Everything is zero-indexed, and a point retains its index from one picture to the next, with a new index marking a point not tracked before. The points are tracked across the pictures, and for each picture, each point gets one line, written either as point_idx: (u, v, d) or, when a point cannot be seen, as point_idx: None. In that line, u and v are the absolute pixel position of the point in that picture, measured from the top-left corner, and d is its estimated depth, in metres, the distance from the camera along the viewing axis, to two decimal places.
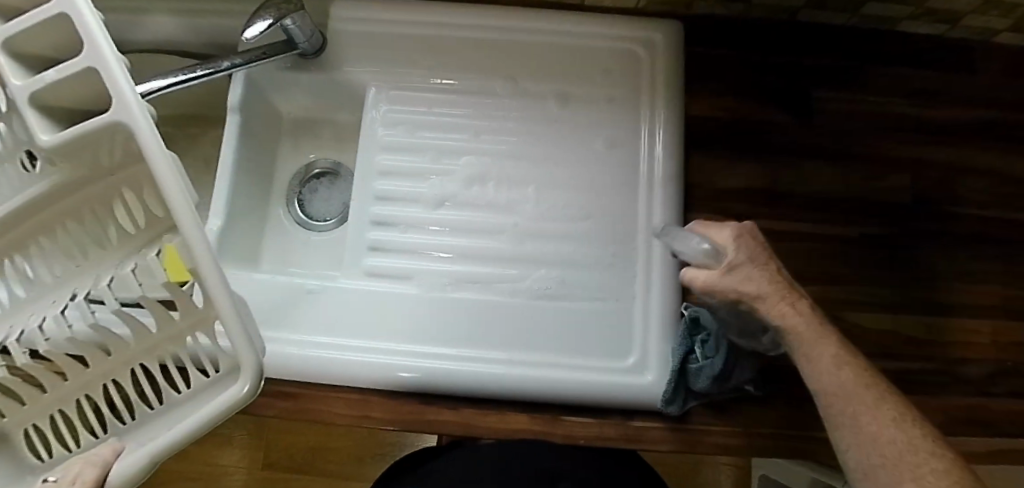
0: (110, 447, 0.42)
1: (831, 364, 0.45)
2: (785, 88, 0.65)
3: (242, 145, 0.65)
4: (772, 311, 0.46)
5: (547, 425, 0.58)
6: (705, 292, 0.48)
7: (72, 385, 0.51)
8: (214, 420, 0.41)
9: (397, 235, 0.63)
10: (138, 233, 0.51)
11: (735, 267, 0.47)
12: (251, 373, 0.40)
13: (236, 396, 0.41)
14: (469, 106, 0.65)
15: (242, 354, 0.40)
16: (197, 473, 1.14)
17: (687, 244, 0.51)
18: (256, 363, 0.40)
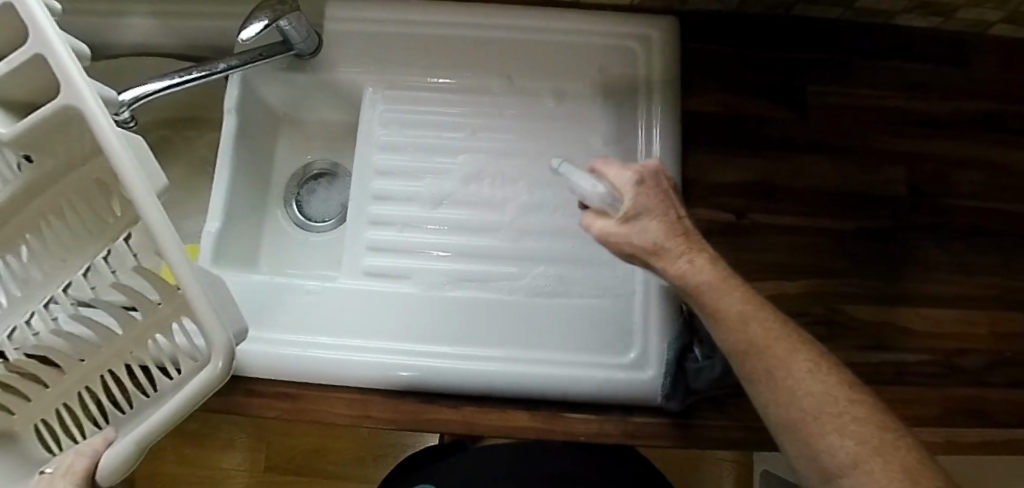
0: (101, 436, 0.44)
1: (737, 317, 0.44)
2: (781, 83, 0.65)
3: (239, 146, 0.65)
4: (667, 262, 0.45)
5: (547, 422, 0.58)
6: (601, 244, 0.48)
7: (72, 377, 0.51)
8: (187, 407, 0.41)
9: (394, 234, 0.62)
10: (112, 220, 0.50)
11: (628, 218, 0.46)
12: (222, 350, 0.40)
13: (209, 375, 0.41)
14: (466, 105, 0.65)
15: (213, 334, 0.40)
16: (198, 476, 1.14)
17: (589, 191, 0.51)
18: (228, 344, 0.41)
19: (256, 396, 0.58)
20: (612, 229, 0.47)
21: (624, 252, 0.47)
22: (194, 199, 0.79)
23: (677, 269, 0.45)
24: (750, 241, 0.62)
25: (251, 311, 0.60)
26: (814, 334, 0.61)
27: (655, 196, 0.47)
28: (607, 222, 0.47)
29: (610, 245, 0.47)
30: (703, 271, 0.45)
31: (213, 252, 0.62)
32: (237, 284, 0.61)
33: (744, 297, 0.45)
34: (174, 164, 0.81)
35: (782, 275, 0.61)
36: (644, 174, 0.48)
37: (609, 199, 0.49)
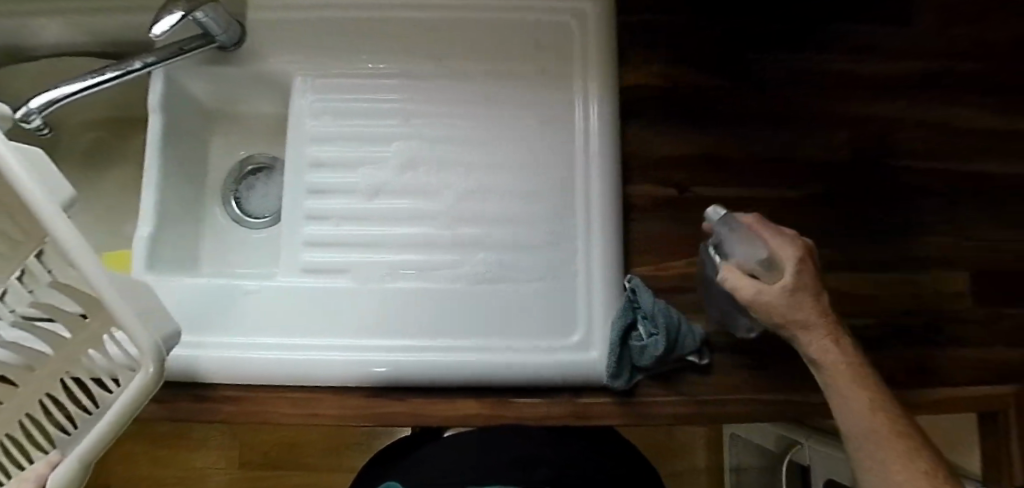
0: (44, 461, 0.44)
1: (866, 401, 0.50)
2: (720, 53, 0.64)
3: (166, 146, 0.63)
4: (813, 334, 0.51)
5: (495, 408, 0.58)
6: (753, 301, 0.50)
7: (10, 405, 0.51)
8: (125, 415, 0.43)
9: (332, 229, 0.60)
10: (22, 239, 0.49)
11: (789, 297, 0.49)
12: (151, 356, 0.42)
13: (142, 381, 0.43)
14: (395, 91, 0.62)
15: (141, 341, 0.42)
16: (175, 477, 1.14)
17: (742, 250, 0.53)
18: (157, 350, 0.43)
19: (201, 401, 0.58)
20: (772, 296, 0.49)
21: (774, 314, 0.50)
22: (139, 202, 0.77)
23: (819, 337, 0.51)
24: (693, 214, 0.61)
25: (190, 314, 0.59)
26: None
27: (814, 278, 0.50)
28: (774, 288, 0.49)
29: (762, 306, 0.50)
30: (841, 347, 0.51)
31: (146, 257, 0.60)
32: (169, 290, 0.59)
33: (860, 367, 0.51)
34: (119, 165, 0.78)
35: None
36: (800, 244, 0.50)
37: (766, 267, 0.52)
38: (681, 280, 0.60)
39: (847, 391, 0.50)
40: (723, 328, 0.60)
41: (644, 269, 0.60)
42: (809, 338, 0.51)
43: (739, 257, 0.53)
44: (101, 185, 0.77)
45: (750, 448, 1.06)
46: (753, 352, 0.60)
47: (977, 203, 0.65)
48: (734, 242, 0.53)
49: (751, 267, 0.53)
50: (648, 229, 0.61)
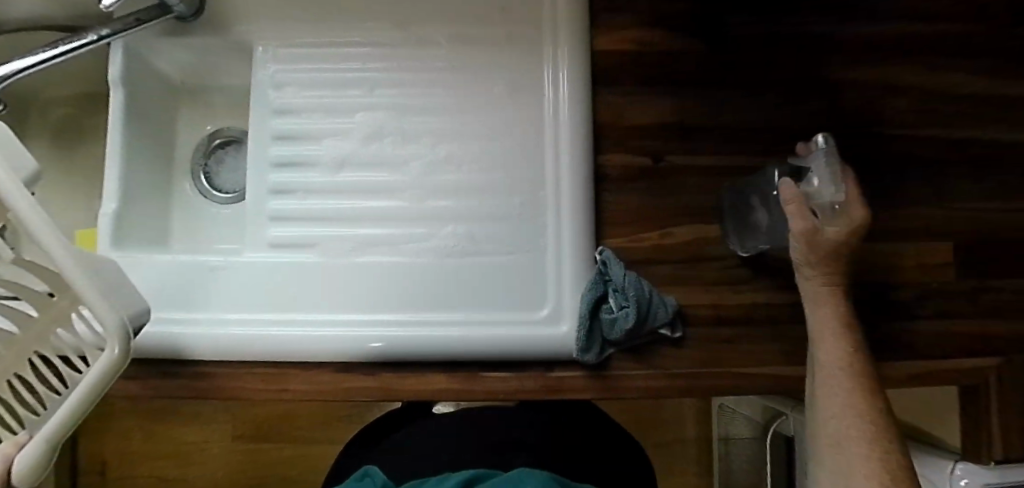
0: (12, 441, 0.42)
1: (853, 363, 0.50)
2: (695, 16, 0.61)
3: (129, 120, 0.62)
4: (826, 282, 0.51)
5: (466, 382, 0.57)
6: (798, 234, 0.48)
7: None
8: (95, 391, 0.41)
9: (298, 203, 0.59)
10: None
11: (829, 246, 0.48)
12: (117, 334, 0.40)
13: (107, 362, 0.41)
14: (360, 60, 0.60)
15: (105, 318, 0.40)
16: (169, 450, 1.16)
17: (820, 187, 0.48)
18: (124, 329, 0.41)
19: (170, 378, 0.58)
20: (814, 238, 0.48)
21: (812, 251, 0.49)
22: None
23: (829, 287, 0.51)
24: (667, 184, 0.60)
25: (157, 291, 0.59)
26: (738, 277, 0.59)
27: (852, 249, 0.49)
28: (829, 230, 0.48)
29: (804, 240, 0.49)
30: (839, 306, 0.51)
31: (111, 234, 0.59)
32: (135, 268, 0.59)
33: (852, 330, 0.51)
34: (89, 141, 0.76)
35: (702, 217, 0.59)
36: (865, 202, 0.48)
37: (828, 211, 0.48)
38: (655, 252, 0.59)
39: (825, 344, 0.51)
40: (697, 300, 0.59)
41: (617, 241, 0.59)
42: (814, 284, 0.51)
43: (818, 184, 0.48)
44: (69, 162, 0.76)
45: (737, 419, 1.06)
46: (727, 324, 0.59)
47: (963, 170, 0.63)
48: (819, 174, 0.48)
49: (819, 203, 0.49)
50: (621, 199, 0.59)
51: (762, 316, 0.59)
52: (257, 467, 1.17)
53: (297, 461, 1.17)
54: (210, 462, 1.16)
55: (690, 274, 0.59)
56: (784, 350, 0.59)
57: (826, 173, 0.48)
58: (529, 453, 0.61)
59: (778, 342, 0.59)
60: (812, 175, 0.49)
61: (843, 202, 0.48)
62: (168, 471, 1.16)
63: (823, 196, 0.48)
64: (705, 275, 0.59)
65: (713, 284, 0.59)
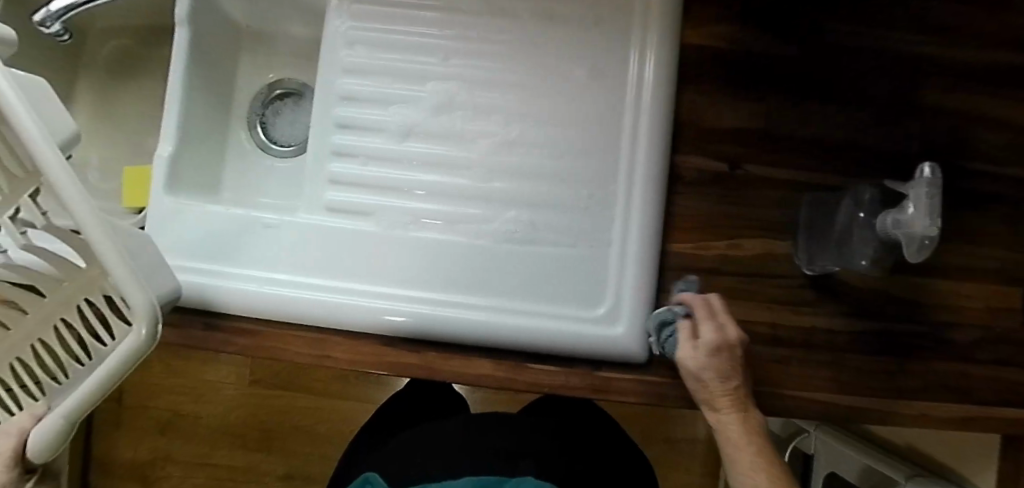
0: (28, 413, 0.45)
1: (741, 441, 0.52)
2: (791, 21, 0.58)
3: (192, 61, 0.59)
4: (722, 406, 0.52)
5: (512, 372, 0.56)
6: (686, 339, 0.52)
7: (31, 322, 0.50)
8: (117, 372, 0.42)
9: (358, 168, 0.57)
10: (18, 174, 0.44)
11: (706, 368, 0.50)
12: (144, 314, 0.41)
13: (134, 342, 0.41)
14: (437, 26, 0.57)
15: (134, 300, 0.40)
16: (186, 386, 1.19)
17: (912, 217, 0.44)
18: (151, 309, 0.41)
19: (212, 330, 0.57)
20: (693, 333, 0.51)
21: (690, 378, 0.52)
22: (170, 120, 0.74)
23: (721, 411, 0.52)
24: (739, 194, 0.57)
25: (207, 242, 0.57)
26: (799, 297, 0.57)
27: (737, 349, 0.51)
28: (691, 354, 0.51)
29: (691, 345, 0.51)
30: (748, 421, 0.52)
31: (165, 179, 0.58)
32: (187, 217, 0.58)
33: (763, 439, 0.53)
34: (145, 77, 0.74)
35: (773, 232, 0.57)
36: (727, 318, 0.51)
37: (915, 246, 0.45)
38: (719, 262, 0.57)
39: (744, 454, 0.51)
40: (753, 316, 0.57)
41: (681, 247, 0.57)
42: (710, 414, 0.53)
43: (911, 215, 0.44)
44: (123, 94, 0.74)
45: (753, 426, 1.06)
46: (783, 344, 0.58)
47: None
48: (916, 203, 0.44)
49: (910, 235, 0.45)
50: (691, 203, 0.57)
51: (817, 340, 0.58)
52: (270, 412, 1.20)
53: (312, 412, 1.20)
54: (225, 402, 1.20)
55: (750, 289, 0.57)
56: (832, 377, 0.58)
57: (924, 202, 0.43)
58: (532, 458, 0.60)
59: (832, 369, 0.58)
60: (909, 202, 0.45)
61: (935, 238, 0.43)
62: (183, 406, 1.19)
63: (913, 228, 0.44)
64: (766, 291, 0.57)
65: (773, 302, 0.57)
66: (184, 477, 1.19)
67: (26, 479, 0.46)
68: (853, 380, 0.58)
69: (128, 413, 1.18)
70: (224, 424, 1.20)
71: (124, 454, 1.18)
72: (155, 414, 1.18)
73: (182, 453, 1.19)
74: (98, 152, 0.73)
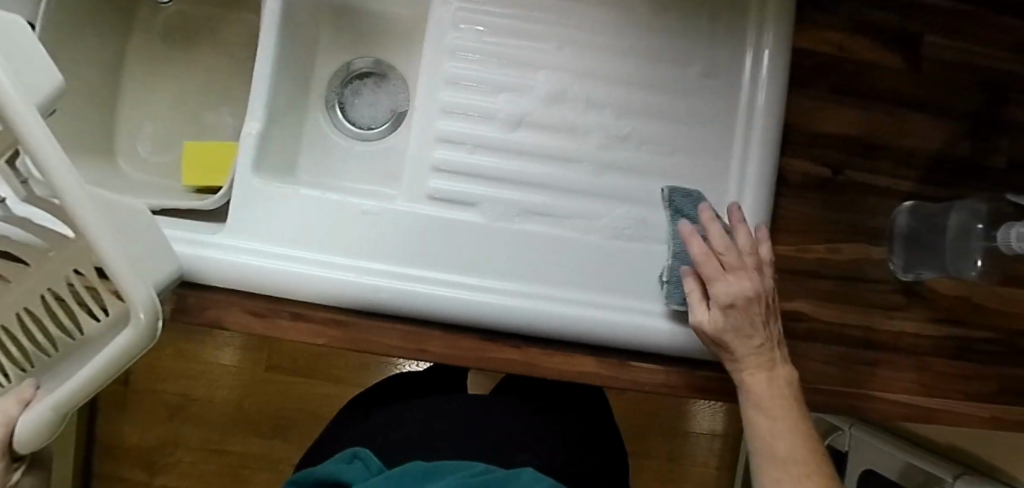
0: (14, 399, 0.44)
1: (770, 394, 0.49)
2: (897, 31, 0.59)
3: (282, 35, 0.56)
4: (746, 364, 0.50)
5: (612, 370, 0.55)
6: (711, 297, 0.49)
7: (19, 291, 0.48)
8: (115, 361, 0.40)
9: (463, 156, 0.54)
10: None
11: (727, 326, 0.49)
12: (144, 305, 0.39)
13: (130, 337, 0.39)
14: (551, 13, 0.55)
15: (131, 289, 0.38)
16: (198, 371, 1.12)
17: None
18: (150, 299, 0.39)
19: (305, 321, 0.54)
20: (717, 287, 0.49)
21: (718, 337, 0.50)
22: (231, 93, 0.69)
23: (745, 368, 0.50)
24: (841, 198, 0.58)
25: (298, 228, 0.54)
26: (892, 302, 0.59)
27: (763, 297, 0.49)
28: (702, 314, 0.50)
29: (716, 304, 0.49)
30: (777, 381, 0.50)
31: (253, 158, 0.55)
32: (276, 200, 0.54)
33: (795, 400, 0.50)
34: (203, 45, 0.70)
35: (870, 238, 0.58)
36: (745, 270, 0.49)
37: None
38: (817, 265, 0.58)
39: (770, 416, 0.49)
40: (849, 319, 0.58)
41: (784, 249, 0.57)
42: (734, 368, 0.51)
43: None
44: (179, 62, 0.69)
45: None
46: (873, 348, 0.58)
47: None
48: None
49: None
50: (794, 206, 0.57)
51: (907, 345, 0.59)
52: (285, 400, 1.13)
53: (327, 401, 1.13)
54: (237, 388, 1.13)
55: (847, 293, 0.58)
56: (918, 381, 0.59)
57: None
58: (531, 452, 0.58)
59: (916, 373, 0.59)
60: None
61: None
62: (195, 392, 1.12)
63: None
64: (860, 295, 0.58)
65: (867, 305, 0.58)
66: (193, 463, 1.13)
67: (15, 469, 0.46)
68: (939, 386, 0.59)
69: (135, 397, 1.12)
70: (233, 413, 1.13)
71: (131, 439, 1.12)
72: (164, 399, 1.12)
73: (191, 439, 1.13)
74: (150, 123, 0.68)
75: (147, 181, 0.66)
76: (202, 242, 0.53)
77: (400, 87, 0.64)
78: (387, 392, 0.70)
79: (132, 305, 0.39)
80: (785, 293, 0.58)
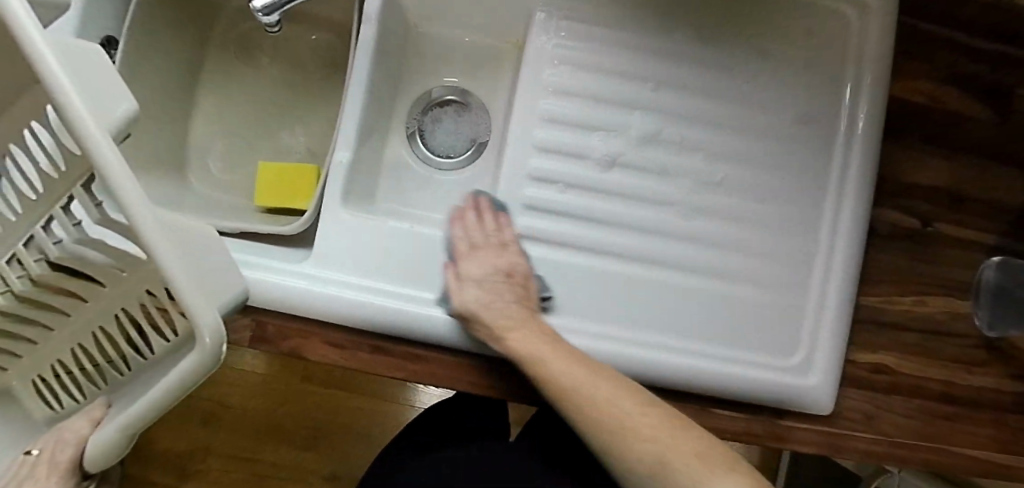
0: (86, 418, 0.39)
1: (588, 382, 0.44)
2: (992, 84, 0.58)
3: (376, 63, 0.56)
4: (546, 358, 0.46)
5: (696, 416, 0.54)
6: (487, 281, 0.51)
7: (92, 311, 0.44)
8: (172, 394, 0.33)
9: (553, 194, 0.54)
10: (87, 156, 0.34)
11: (490, 296, 0.49)
12: (213, 331, 0.31)
13: (193, 363, 0.32)
14: (649, 54, 0.55)
15: (193, 309, 0.31)
16: (230, 379, 1.09)
17: None
18: (219, 324, 0.32)
19: (384, 355, 0.53)
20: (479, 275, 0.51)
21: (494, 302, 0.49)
22: (306, 115, 0.68)
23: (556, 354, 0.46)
24: (927, 251, 0.57)
25: (380, 259, 0.53)
26: (975, 357, 0.57)
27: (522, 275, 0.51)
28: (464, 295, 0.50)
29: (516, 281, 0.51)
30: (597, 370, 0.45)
31: (340, 187, 0.54)
32: (365, 230, 0.54)
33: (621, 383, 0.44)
34: (278, 63, 0.69)
35: (955, 292, 0.58)
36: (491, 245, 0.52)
37: None
38: (901, 317, 0.57)
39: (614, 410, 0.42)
40: (930, 373, 0.57)
41: (870, 300, 0.57)
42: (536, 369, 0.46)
43: None
44: (256, 79, 0.69)
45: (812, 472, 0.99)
46: (955, 403, 0.57)
47: None
48: None
49: None
50: (880, 257, 0.57)
51: (988, 401, 0.57)
52: (319, 412, 1.10)
53: (363, 416, 1.10)
54: (272, 398, 1.09)
55: (930, 346, 0.57)
56: (999, 438, 0.57)
57: None
58: None
59: (997, 431, 0.57)
60: None
61: None
62: (228, 399, 1.09)
63: None
64: (943, 350, 0.57)
65: (951, 361, 0.57)
66: (223, 471, 1.08)
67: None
68: None
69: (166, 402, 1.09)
70: (265, 423, 1.09)
71: (162, 446, 1.08)
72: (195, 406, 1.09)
73: (220, 447, 1.09)
74: (222, 139, 0.68)
75: (218, 200, 0.65)
76: (285, 271, 0.52)
77: (482, 118, 0.63)
78: (441, 417, 0.64)
79: (198, 330, 0.31)
80: (866, 344, 0.57)
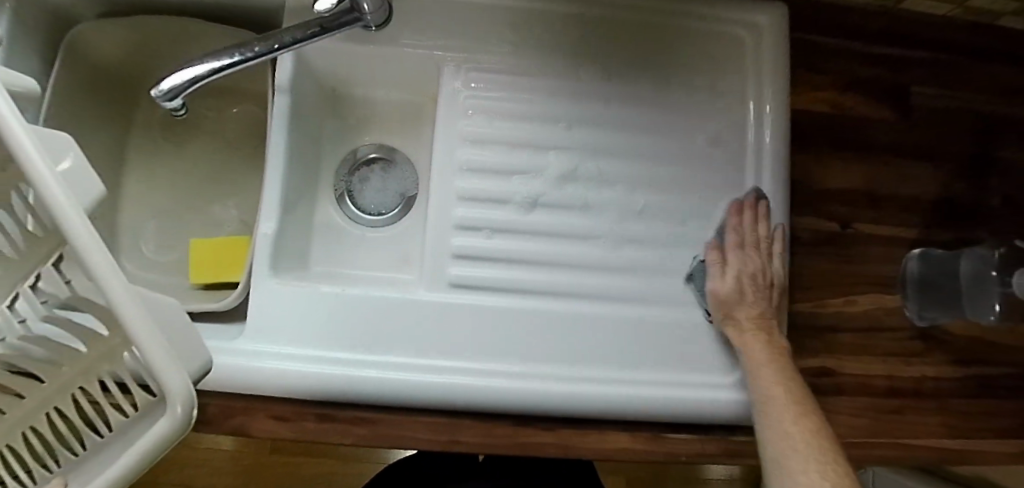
0: None
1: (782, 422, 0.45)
2: (887, 85, 0.61)
3: (292, 131, 0.56)
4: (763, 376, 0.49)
5: (649, 443, 0.53)
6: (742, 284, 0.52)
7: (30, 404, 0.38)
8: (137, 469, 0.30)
9: (481, 241, 0.55)
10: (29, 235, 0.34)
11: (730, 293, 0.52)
12: (182, 398, 0.29)
13: (162, 431, 0.30)
14: (560, 93, 0.57)
15: (161, 377, 0.29)
16: (192, 461, 1.05)
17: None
18: (188, 388, 0.30)
19: (327, 419, 0.51)
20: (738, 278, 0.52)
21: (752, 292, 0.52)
22: (237, 188, 0.68)
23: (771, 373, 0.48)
24: (850, 251, 0.59)
25: (313, 326, 0.52)
26: (910, 347, 0.59)
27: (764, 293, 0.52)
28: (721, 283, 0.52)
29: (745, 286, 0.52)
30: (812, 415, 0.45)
31: (266, 258, 0.54)
32: (298, 298, 0.53)
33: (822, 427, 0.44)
34: (205, 138, 0.69)
35: (882, 287, 0.60)
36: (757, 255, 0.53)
37: None
38: (835, 319, 0.59)
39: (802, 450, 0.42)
40: (871, 370, 0.58)
41: (803, 305, 0.58)
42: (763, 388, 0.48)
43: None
44: (184, 156, 0.69)
45: None
46: (900, 395, 0.58)
47: None
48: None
49: None
50: (808, 263, 0.59)
51: (929, 389, 0.58)
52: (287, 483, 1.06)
53: (333, 480, 1.07)
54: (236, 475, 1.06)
55: (867, 343, 0.59)
56: (947, 424, 0.58)
57: None
58: None
59: (944, 417, 0.58)
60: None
61: None
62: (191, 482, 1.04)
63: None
64: (880, 345, 0.59)
65: (889, 355, 0.59)
66: None
67: None
68: (969, 427, 0.58)
69: None
70: None
71: None
72: None
73: None
74: (152, 221, 0.67)
75: (152, 285, 0.64)
76: (219, 350, 0.51)
77: (408, 173, 0.65)
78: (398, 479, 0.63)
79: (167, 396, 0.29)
80: (808, 349, 0.58)
